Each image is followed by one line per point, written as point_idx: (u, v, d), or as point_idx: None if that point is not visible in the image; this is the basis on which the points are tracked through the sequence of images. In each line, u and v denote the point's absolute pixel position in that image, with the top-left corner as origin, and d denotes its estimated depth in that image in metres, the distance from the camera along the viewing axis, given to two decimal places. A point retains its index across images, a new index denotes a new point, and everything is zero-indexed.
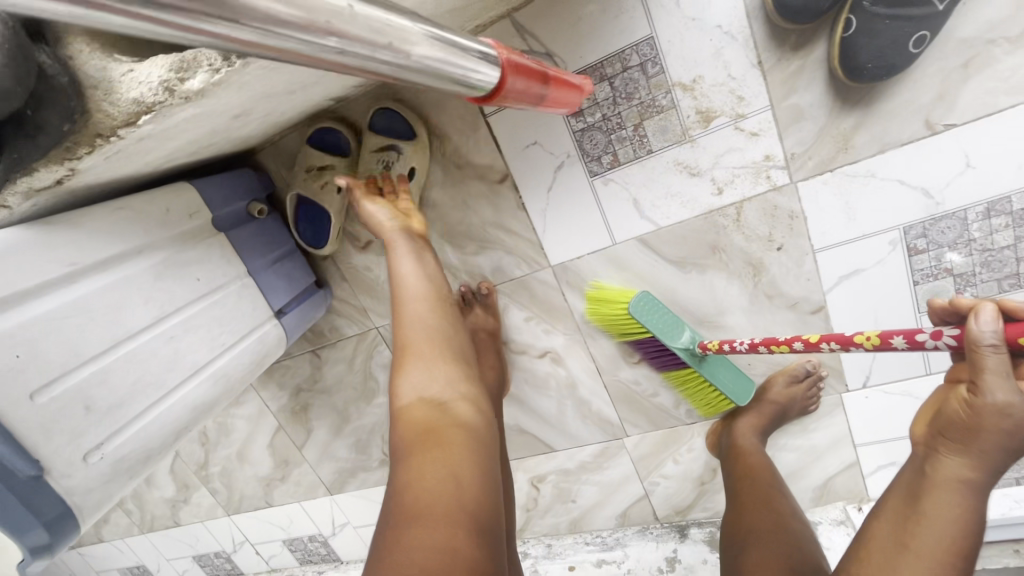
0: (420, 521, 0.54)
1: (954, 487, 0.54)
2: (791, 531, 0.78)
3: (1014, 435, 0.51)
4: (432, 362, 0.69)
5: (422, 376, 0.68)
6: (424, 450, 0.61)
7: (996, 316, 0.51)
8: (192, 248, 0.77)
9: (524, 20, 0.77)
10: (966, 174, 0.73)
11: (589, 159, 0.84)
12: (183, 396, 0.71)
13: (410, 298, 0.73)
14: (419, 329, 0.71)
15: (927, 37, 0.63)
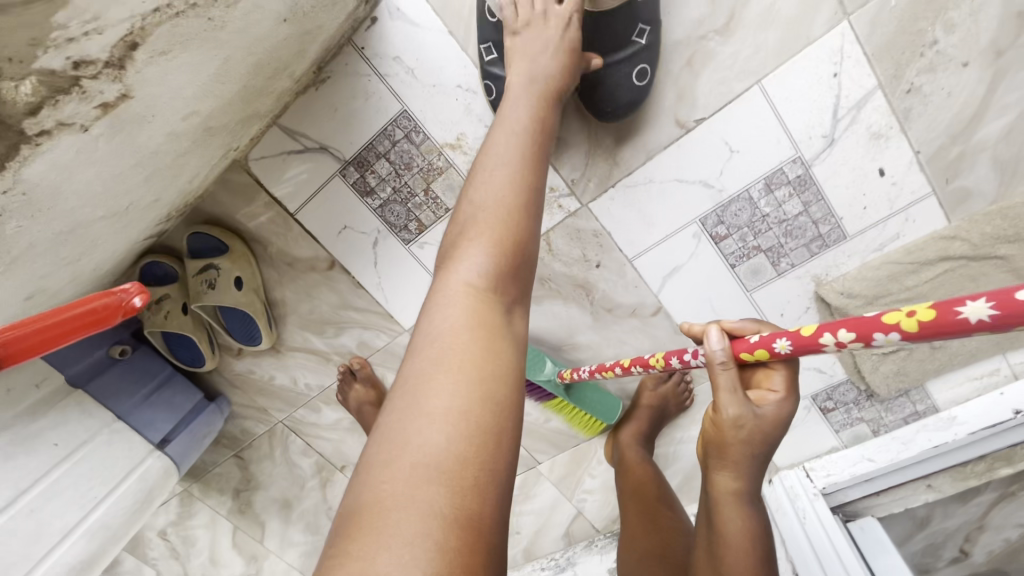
0: (424, 458, 0.43)
1: (735, 502, 0.60)
2: (677, 548, 0.82)
3: (759, 442, 0.57)
4: (483, 255, 0.53)
5: (477, 260, 0.53)
6: (462, 371, 0.48)
7: (722, 337, 0.54)
8: (45, 416, 0.80)
9: (290, 123, 0.80)
10: (733, 159, 0.74)
11: (398, 230, 0.86)
12: (53, 562, 0.76)
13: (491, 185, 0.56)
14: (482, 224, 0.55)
15: (647, 69, 0.68)
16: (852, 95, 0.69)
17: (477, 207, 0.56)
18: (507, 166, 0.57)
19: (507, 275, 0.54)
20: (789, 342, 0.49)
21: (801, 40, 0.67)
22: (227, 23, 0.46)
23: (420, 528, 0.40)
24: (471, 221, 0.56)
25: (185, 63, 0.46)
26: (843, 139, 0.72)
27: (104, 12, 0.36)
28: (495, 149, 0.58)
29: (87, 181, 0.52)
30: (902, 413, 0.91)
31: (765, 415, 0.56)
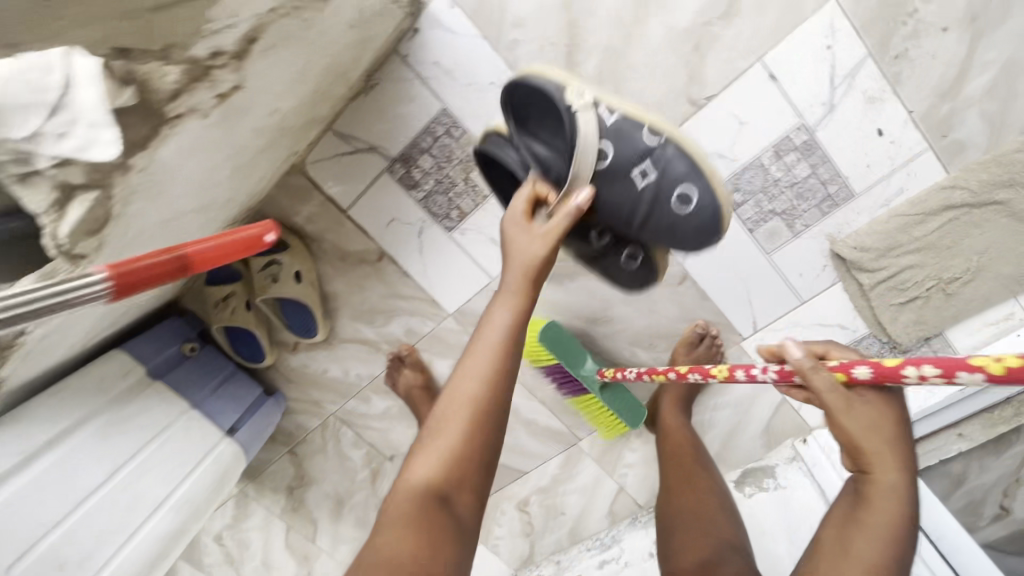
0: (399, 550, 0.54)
1: (879, 497, 0.53)
2: (709, 502, 0.89)
3: (889, 430, 0.52)
4: (408, 535, 0.55)
5: (385, 542, 0.55)
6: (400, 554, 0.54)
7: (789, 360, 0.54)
8: (131, 404, 0.89)
9: (343, 128, 0.91)
10: (743, 130, 0.83)
11: (442, 218, 0.95)
12: (145, 534, 0.81)
13: (455, 419, 0.59)
14: (409, 480, 0.58)
15: (690, 197, 0.69)
16: (845, 64, 0.77)
17: (414, 478, 0.58)
18: (441, 455, 0.58)
19: (443, 554, 0.55)
20: (869, 368, 0.50)
21: (795, 20, 0.76)
22: (311, 26, 0.58)
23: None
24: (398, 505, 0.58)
25: (278, 61, 0.58)
26: (841, 104, 0.79)
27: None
28: (463, 366, 0.61)
29: (191, 174, 0.62)
30: (925, 362, 0.94)
31: (883, 410, 0.52)
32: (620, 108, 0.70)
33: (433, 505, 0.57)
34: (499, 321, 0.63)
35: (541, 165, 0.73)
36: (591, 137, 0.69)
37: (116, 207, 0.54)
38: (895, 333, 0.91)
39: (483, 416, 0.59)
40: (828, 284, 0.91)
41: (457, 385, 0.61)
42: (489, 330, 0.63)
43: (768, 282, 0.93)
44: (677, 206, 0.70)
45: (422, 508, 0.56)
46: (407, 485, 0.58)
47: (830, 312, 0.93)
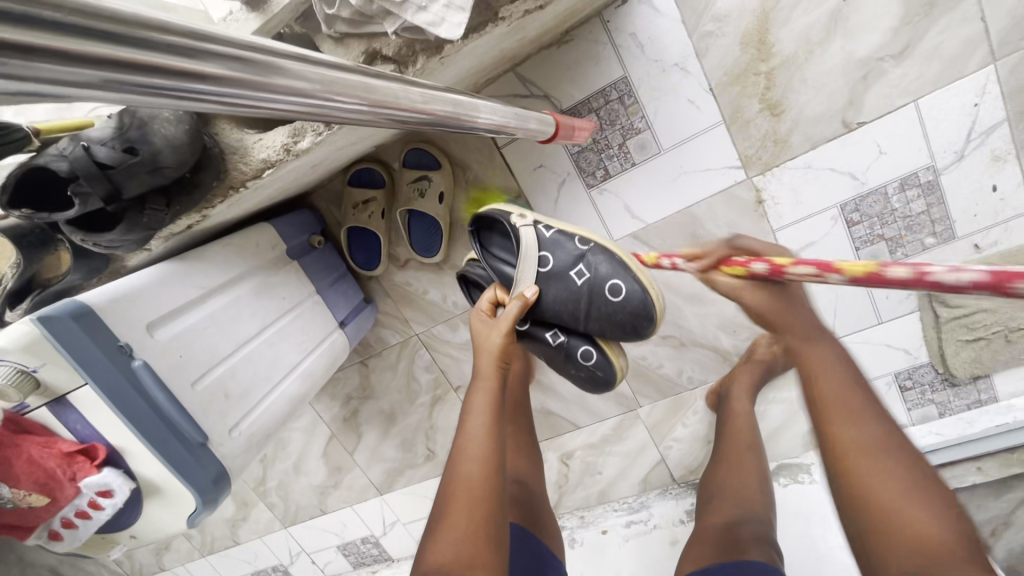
0: (456, 546, 0.65)
1: (837, 406, 0.59)
2: (751, 484, 0.95)
3: (792, 315, 0.63)
4: (459, 528, 0.67)
5: (448, 535, 0.66)
6: (456, 536, 0.66)
7: (730, 274, 0.62)
8: (276, 273, 0.95)
9: (524, 72, 0.99)
10: (880, 159, 0.94)
11: (586, 175, 1.04)
12: (283, 390, 0.88)
13: (471, 453, 0.73)
14: (455, 486, 0.71)
15: (617, 284, 0.85)
16: (985, 122, 0.89)
17: (461, 477, 0.71)
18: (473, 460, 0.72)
19: (492, 524, 0.68)
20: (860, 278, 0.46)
21: (957, 73, 0.87)
22: None
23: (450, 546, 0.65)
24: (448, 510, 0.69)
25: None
26: (971, 156, 0.91)
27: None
28: (473, 414, 0.77)
29: (448, 73, 0.70)
30: (967, 399, 1.07)
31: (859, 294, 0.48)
32: (554, 227, 0.90)
33: (485, 513, 0.68)
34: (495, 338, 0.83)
35: (502, 279, 0.94)
36: (533, 246, 0.88)
37: None
38: (952, 365, 1.05)
39: (495, 451, 0.74)
40: (908, 311, 1.04)
41: (471, 425, 0.76)
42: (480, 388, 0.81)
43: (857, 298, 1.05)
44: (611, 296, 0.85)
45: (468, 508, 0.68)
46: (451, 479, 0.72)
47: (897, 334, 1.06)
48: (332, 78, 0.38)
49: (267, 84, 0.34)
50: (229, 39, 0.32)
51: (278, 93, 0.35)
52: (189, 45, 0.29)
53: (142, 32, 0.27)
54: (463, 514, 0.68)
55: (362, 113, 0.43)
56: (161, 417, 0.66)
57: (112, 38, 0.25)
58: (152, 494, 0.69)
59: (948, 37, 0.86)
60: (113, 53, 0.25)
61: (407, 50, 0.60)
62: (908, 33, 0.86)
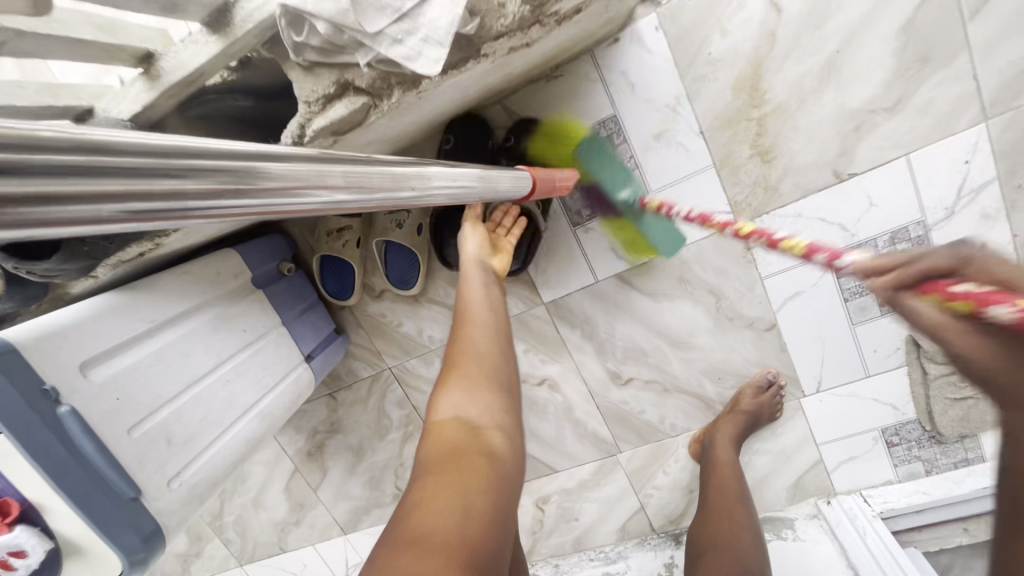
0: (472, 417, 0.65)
1: None
2: (744, 538, 0.89)
3: None
4: (476, 387, 0.68)
5: (465, 395, 0.67)
6: (474, 393, 0.67)
7: (931, 303, 0.43)
8: (238, 304, 0.89)
9: (513, 106, 0.97)
10: (871, 211, 0.92)
11: (571, 213, 1.01)
12: (237, 432, 0.81)
13: (475, 325, 0.75)
14: (461, 360, 0.72)
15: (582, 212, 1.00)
16: (976, 180, 0.87)
17: (467, 350, 0.72)
18: (480, 331, 0.74)
19: (504, 398, 0.69)
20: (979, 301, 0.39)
21: (950, 129, 0.85)
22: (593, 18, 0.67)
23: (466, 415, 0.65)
24: (455, 374, 0.70)
25: (559, 37, 0.65)
26: (962, 212, 0.89)
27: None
28: (470, 293, 0.79)
29: (427, 107, 0.66)
30: (954, 457, 1.05)
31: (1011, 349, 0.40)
32: None
33: (496, 373, 0.70)
34: (470, 248, 0.84)
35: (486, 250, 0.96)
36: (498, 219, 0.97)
37: (368, 117, 0.60)
38: (938, 421, 1.02)
39: (490, 327, 0.75)
40: (897, 365, 1.01)
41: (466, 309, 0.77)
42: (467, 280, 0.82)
43: (845, 350, 1.02)
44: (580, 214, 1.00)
45: (477, 373, 0.70)
46: (456, 351, 0.73)
47: (884, 390, 1.03)
48: (313, 174, 0.38)
49: (247, 192, 0.34)
50: (136, 162, 0.28)
51: (234, 196, 0.33)
52: (160, 157, 0.29)
53: (93, 159, 0.26)
54: (472, 387, 0.68)
55: (352, 200, 0.43)
56: (92, 471, 0.59)
57: (18, 188, 0.22)
58: (73, 556, 0.61)
59: (940, 93, 0.84)
60: (85, 190, 0.25)
61: (382, 84, 0.56)
62: (901, 87, 0.85)
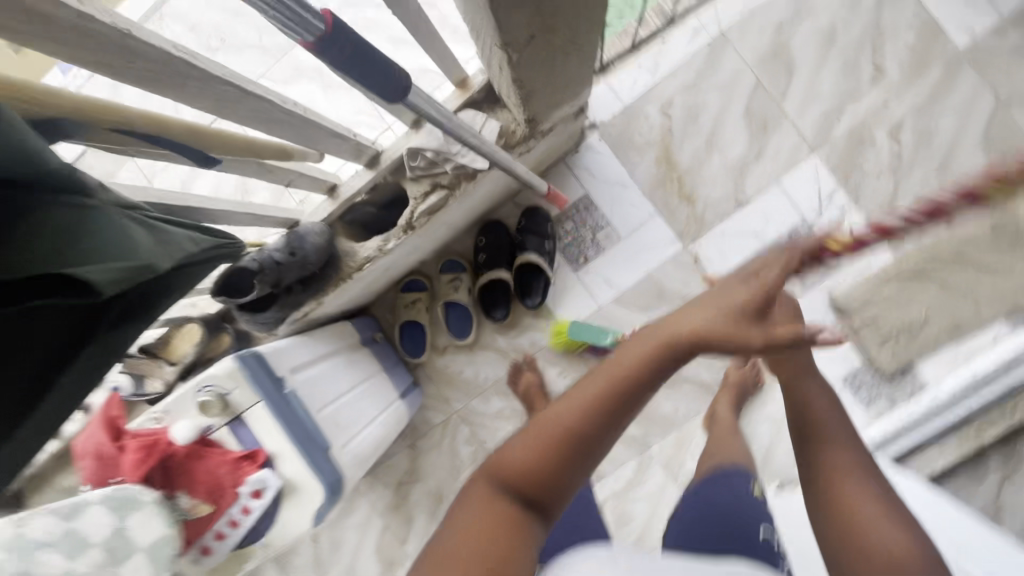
0: (526, 471, 0.56)
1: (820, 435, 0.70)
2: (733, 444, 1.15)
3: (832, 414, 0.71)
4: (542, 450, 0.56)
5: (523, 445, 0.57)
6: (536, 450, 0.56)
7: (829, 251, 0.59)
8: (356, 353, 1.28)
9: (520, 201, 1.47)
10: (770, 221, 1.36)
11: (571, 262, 1.44)
12: (368, 434, 1.15)
13: (590, 390, 0.57)
14: (549, 423, 0.57)
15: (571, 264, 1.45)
16: (826, 189, 1.34)
17: (570, 408, 0.57)
18: (590, 402, 0.56)
19: (568, 480, 0.57)
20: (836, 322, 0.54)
21: (796, 163, 1.35)
22: (563, 132, 1.16)
23: (518, 462, 0.57)
24: (535, 428, 0.58)
25: (545, 146, 1.15)
26: (828, 209, 1.33)
27: (555, 114, 1.00)
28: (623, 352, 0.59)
29: (475, 195, 1.14)
30: (907, 389, 1.35)
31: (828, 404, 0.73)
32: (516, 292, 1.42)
33: (572, 446, 0.56)
34: (699, 318, 0.58)
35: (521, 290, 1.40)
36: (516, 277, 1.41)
37: (447, 202, 1.07)
38: (879, 362, 1.35)
39: (608, 420, 0.57)
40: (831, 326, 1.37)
41: (605, 369, 0.58)
42: (626, 353, 0.59)
43: None
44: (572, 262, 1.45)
45: (562, 446, 0.56)
46: (561, 409, 0.57)
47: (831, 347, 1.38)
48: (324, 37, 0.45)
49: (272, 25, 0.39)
50: None
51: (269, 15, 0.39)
52: None
53: None
54: (546, 449, 0.56)
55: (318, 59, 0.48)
56: (306, 431, 0.94)
57: None
58: (291, 495, 0.93)
59: (781, 144, 1.35)
60: None
61: (455, 180, 1.03)
62: (757, 145, 1.36)
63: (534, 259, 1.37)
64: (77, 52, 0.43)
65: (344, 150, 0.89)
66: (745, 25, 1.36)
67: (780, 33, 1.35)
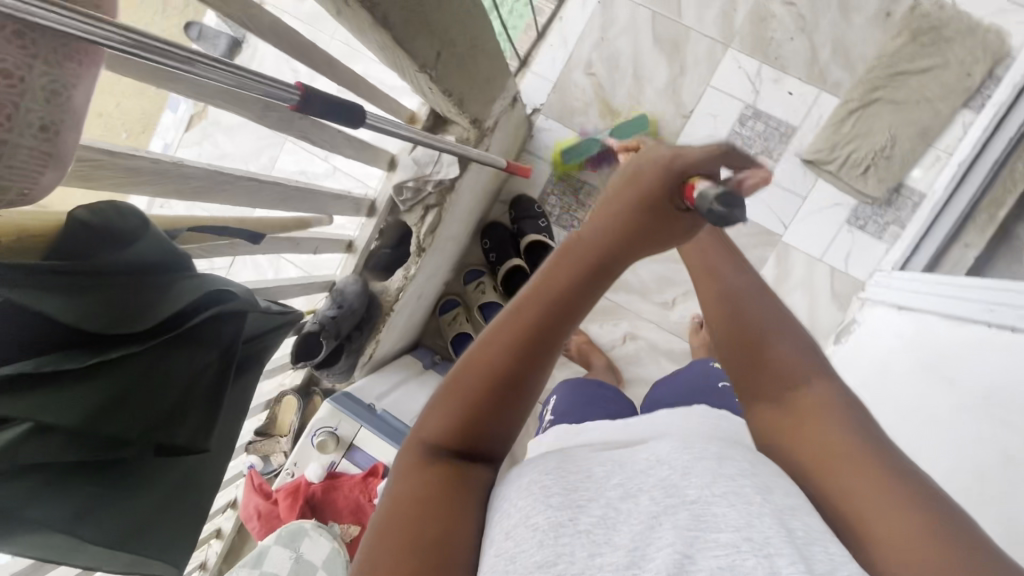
0: (454, 421, 0.50)
1: (761, 334, 0.58)
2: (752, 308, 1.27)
3: (762, 311, 0.60)
4: (467, 399, 0.50)
5: (447, 401, 0.51)
6: (456, 402, 0.51)
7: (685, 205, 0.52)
8: (423, 375, 1.46)
9: (505, 199, 1.66)
10: (718, 118, 1.50)
11: (569, 228, 1.60)
12: None
13: (512, 321, 0.52)
14: (460, 391, 0.51)
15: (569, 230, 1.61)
16: (753, 70, 1.48)
17: (492, 347, 0.51)
18: (513, 335, 0.51)
19: (499, 424, 0.51)
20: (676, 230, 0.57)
21: (717, 61, 1.49)
22: (509, 123, 1.34)
23: (447, 415, 0.51)
24: (456, 377, 0.52)
25: (501, 141, 1.34)
26: (763, 86, 1.48)
27: (493, 109, 1.18)
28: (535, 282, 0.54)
29: (462, 203, 1.33)
30: (909, 204, 1.43)
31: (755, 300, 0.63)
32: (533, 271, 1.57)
33: (495, 386, 0.50)
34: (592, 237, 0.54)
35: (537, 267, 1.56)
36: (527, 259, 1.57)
37: (442, 217, 1.26)
38: (870, 191, 1.42)
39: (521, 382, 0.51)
40: (814, 181, 1.48)
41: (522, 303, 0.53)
42: (525, 298, 0.53)
43: (777, 193, 1.50)
44: (569, 228, 1.61)
45: (482, 398, 0.50)
46: (475, 355, 0.52)
47: (823, 199, 1.48)
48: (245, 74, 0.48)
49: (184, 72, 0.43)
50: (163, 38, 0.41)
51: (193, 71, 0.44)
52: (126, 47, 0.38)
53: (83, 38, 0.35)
54: (471, 396, 0.50)
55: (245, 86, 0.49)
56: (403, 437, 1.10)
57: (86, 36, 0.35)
58: None
59: (698, 52, 1.51)
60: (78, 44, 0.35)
61: (440, 196, 1.22)
62: (678, 62, 1.52)
63: (535, 237, 1.53)
64: (160, 189, 0.64)
65: (346, 207, 1.09)
66: None
67: None
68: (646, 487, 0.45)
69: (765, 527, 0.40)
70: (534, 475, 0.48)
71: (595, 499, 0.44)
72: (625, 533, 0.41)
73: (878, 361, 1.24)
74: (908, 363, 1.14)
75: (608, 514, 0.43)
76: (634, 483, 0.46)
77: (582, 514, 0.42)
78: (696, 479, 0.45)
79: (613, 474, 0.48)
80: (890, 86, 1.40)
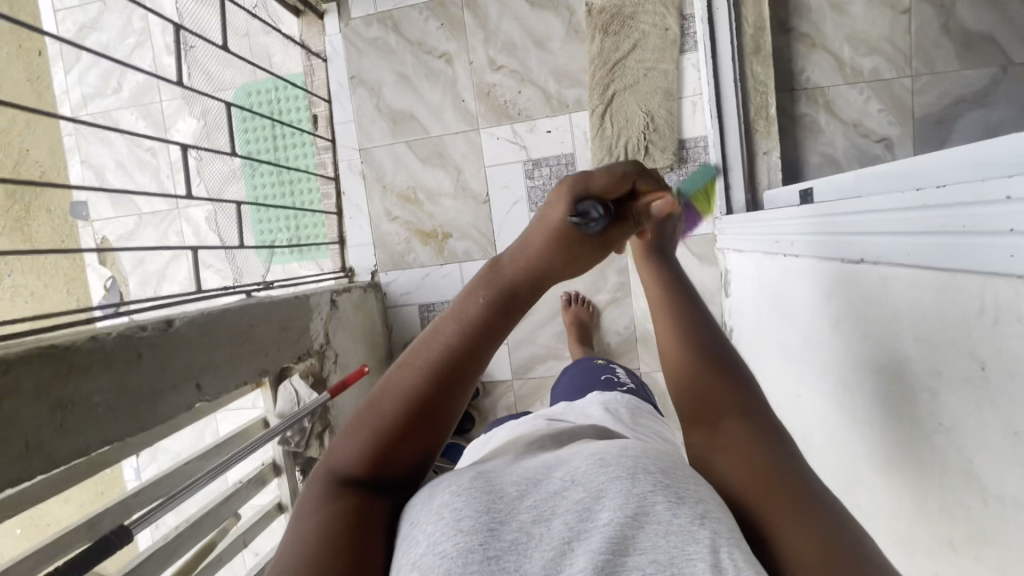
0: (372, 448, 0.51)
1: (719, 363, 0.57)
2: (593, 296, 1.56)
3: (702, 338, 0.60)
4: (384, 429, 0.51)
5: (358, 435, 0.52)
6: (373, 429, 0.51)
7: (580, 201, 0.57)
8: None
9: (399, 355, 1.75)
10: (512, 187, 1.61)
11: None
12: None
13: (440, 339, 0.54)
14: (376, 413, 0.52)
15: None
16: (510, 134, 1.59)
17: (418, 364, 0.53)
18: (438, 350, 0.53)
19: (428, 441, 0.52)
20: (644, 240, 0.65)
21: (480, 145, 1.61)
22: (345, 316, 1.46)
23: (362, 445, 0.51)
24: (375, 400, 0.53)
25: (347, 334, 1.46)
26: (526, 141, 1.59)
27: (314, 333, 1.30)
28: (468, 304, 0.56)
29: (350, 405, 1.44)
30: (700, 151, 1.52)
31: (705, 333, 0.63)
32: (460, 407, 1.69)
33: (414, 415, 0.51)
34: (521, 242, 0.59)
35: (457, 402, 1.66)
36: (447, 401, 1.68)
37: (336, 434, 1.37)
38: (662, 164, 1.51)
39: (432, 417, 0.52)
40: None
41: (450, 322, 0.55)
42: (457, 317, 0.55)
43: None
44: None
45: (401, 425, 0.51)
46: (398, 375, 0.53)
47: None
48: None
49: None
50: None
51: None
52: None
53: None
54: (394, 424, 0.51)
55: None
56: None
57: None
58: None
59: (460, 149, 1.62)
60: None
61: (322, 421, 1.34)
62: (452, 165, 1.64)
63: None
64: None
65: (245, 494, 1.19)
66: (365, 129, 1.68)
67: (383, 109, 1.65)
68: (558, 509, 0.43)
69: (670, 544, 0.40)
70: (446, 497, 0.46)
71: (507, 523, 0.43)
72: (536, 561, 0.40)
73: (751, 307, 1.29)
74: (765, 302, 1.19)
75: (519, 538, 0.42)
76: (547, 506, 0.44)
77: (496, 539, 0.41)
78: (609, 500, 0.43)
79: (528, 493, 0.46)
80: (615, 78, 1.50)
